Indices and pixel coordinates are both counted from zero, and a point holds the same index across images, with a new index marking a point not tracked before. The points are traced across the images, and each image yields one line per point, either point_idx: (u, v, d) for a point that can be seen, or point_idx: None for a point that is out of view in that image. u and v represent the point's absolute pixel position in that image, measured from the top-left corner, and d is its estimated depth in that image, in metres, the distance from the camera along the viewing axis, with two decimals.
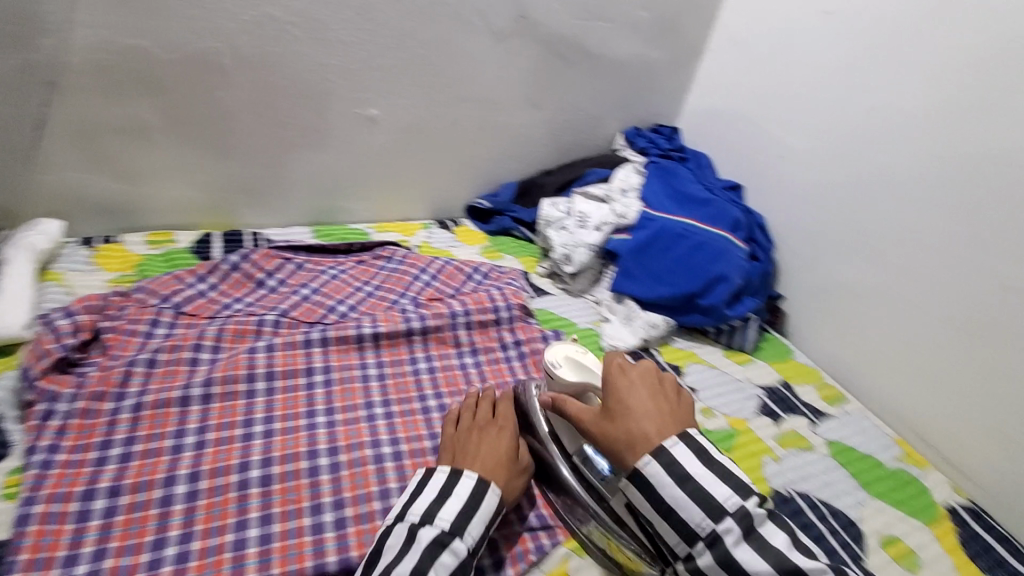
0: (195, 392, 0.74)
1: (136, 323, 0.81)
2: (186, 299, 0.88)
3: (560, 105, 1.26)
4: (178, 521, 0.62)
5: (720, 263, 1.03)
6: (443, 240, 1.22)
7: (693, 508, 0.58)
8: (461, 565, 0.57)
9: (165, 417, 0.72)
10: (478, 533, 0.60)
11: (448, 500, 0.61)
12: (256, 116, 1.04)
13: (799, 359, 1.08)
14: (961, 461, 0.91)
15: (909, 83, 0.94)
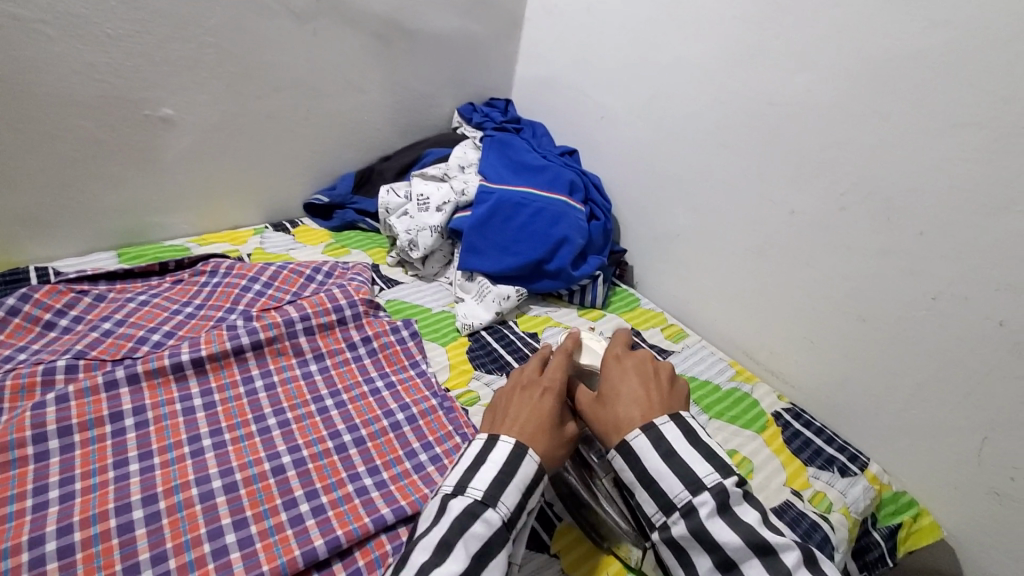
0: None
1: None
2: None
3: (386, 87, 1.21)
4: None
5: (561, 227, 1.06)
6: (279, 243, 1.13)
7: (672, 479, 0.59)
8: (500, 528, 0.56)
9: None
10: (518, 496, 0.59)
11: (481, 466, 0.60)
12: (13, 131, 0.88)
13: (645, 305, 1.15)
14: (780, 370, 1.01)
15: (686, 35, 1.00)
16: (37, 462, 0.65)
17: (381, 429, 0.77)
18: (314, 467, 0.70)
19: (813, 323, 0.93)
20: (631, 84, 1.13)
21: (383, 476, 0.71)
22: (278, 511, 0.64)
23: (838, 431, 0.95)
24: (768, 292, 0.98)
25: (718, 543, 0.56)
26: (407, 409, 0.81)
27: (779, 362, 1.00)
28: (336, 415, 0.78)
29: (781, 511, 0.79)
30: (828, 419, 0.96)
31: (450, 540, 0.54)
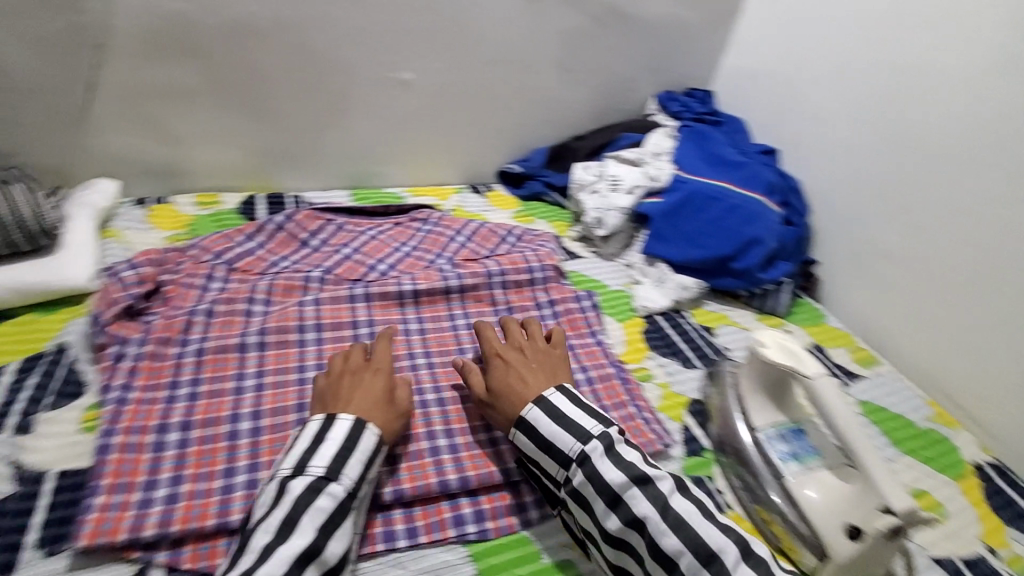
0: (251, 341, 0.78)
1: (193, 276, 0.85)
2: (237, 257, 0.92)
3: (594, 69, 1.25)
4: (246, 453, 0.67)
5: (754, 227, 1.04)
6: (476, 204, 1.24)
7: (566, 436, 0.63)
8: (336, 511, 0.55)
9: (225, 363, 0.75)
10: (361, 472, 0.59)
11: (353, 452, 0.59)
12: (295, 80, 1.06)
13: (831, 324, 1.10)
14: (984, 415, 0.93)
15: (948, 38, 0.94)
16: (298, 347, 0.80)
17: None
18: None
19: None
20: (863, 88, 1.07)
21: None
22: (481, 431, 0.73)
23: None
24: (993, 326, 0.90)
25: (606, 481, 0.59)
26: (587, 371, 0.85)
27: (987, 412, 0.92)
28: None
29: (972, 564, 0.73)
30: None
31: (296, 519, 0.53)
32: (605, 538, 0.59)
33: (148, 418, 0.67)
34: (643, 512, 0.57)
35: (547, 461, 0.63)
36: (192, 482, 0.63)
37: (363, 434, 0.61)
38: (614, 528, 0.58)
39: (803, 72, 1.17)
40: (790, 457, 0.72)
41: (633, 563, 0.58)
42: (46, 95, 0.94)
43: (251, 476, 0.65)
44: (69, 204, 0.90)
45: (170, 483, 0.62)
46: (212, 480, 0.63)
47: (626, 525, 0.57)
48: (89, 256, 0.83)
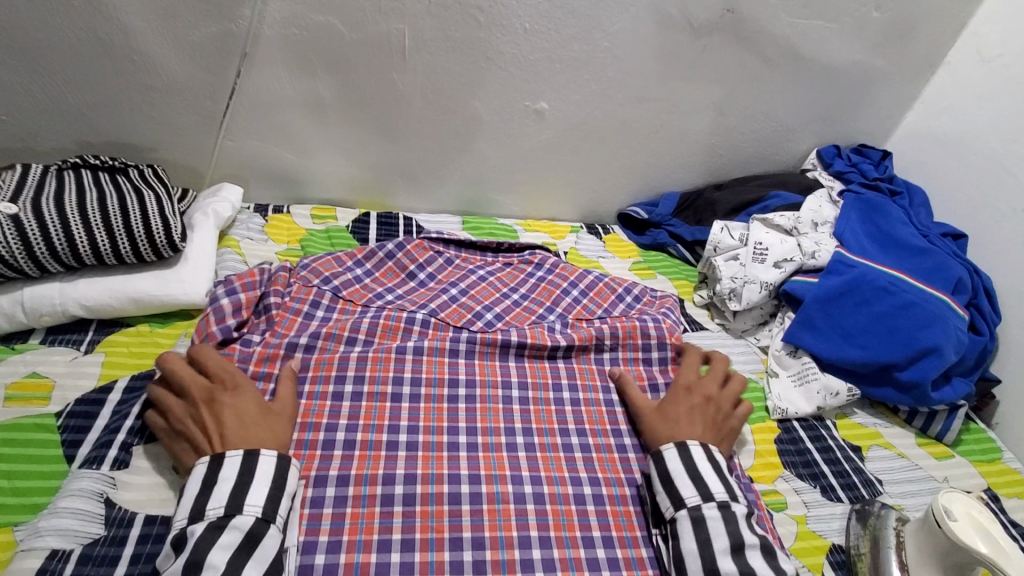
0: (348, 388, 0.73)
1: (300, 302, 0.82)
2: (344, 283, 0.87)
3: (748, 114, 1.11)
4: (328, 525, 0.61)
5: (935, 333, 0.85)
6: (591, 248, 1.14)
7: (717, 479, 0.64)
8: (245, 541, 0.53)
9: (319, 408, 0.70)
10: (270, 497, 0.56)
11: (252, 483, 0.56)
12: (426, 102, 1.01)
13: (1011, 463, 0.88)
14: None
15: None
16: (393, 402, 0.73)
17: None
18: (612, 511, 0.67)
19: None
20: None
21: None
22: (579, 543, 0.64)
23: None
24: None
25: (739, 531, 0.61)
26: None
27: None
28: (634, 460, 0.73)
29: None
30: None
31: (203, 559, 0.51)
32: (707, 570, 0.59)
33: None
34: (761, 572, 0.59)
35: (685, 484, 0.64)
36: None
37: (258, 464, 0.58)
38: (725, 570, 0.59)
39: (1016, 150, 0.95)
40: None
41: None
42: (190, 97, 0.95)
43: (330, 557, 0.59)
44: (195, 210, 0.90)
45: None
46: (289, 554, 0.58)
47: (739, 572, 0.58)
48: (207, 270, 0.82)
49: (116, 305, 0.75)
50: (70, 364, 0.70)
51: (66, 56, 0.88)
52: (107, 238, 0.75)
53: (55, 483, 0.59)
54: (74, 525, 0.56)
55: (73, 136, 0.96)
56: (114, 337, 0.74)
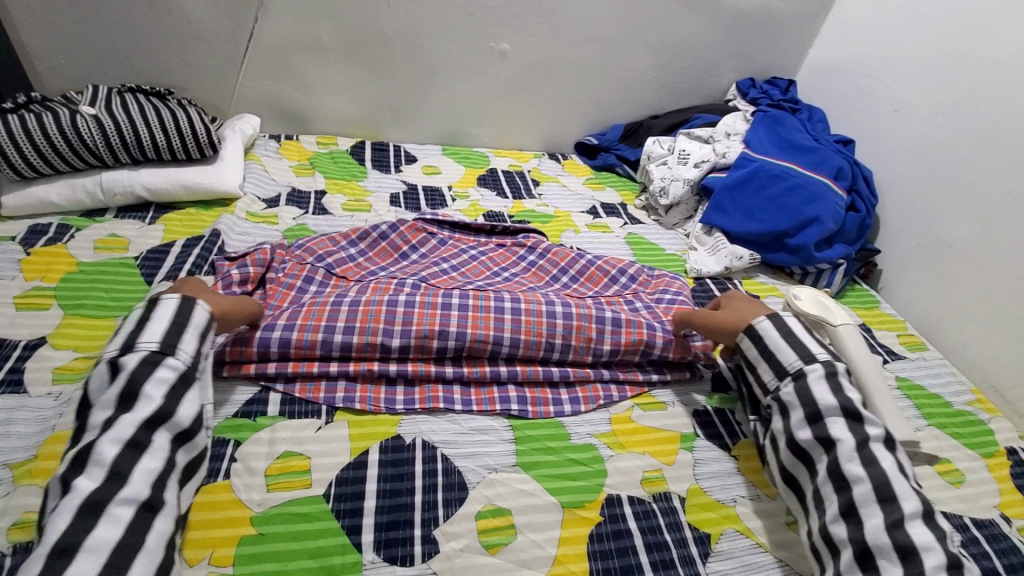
0: (347, 301, 0.78)
1: (295, 277, 0.86)
2: (337, 261, 0.91)
3: (677, 51, 1.33)
4: (344, 317, 0.75)
5: (816, 206, 1.07)
6: (552, 169, 1.36)
7: (789, 352, 0.68)
8: (178, 384, 0.58)
9: (319, 312, 0.76)
10: (197, 349, 0.62)
11: (184, 330, 0.61)
12: (408, 43, 1.23)
13: (884, 309, 1.09)
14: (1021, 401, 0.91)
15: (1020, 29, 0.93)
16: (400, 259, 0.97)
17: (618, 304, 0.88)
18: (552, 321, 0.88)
19: None
20: (945, 78, 1.06)
21: None
22: None
23: None
24: None
25: (815, 399, 0.64)
26: None
27: None
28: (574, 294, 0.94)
29: (981, 524, 0.72)
30: None
31: (138, 390, 0.56)
32: (791, 444, 0.64)
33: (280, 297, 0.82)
34: (839, 434, 0.61)
35: (765, 368, 0.70)
36: (300, 332, 0.73)
37: (192, 312, 0.63)
38: (805, 439, 0.63)
39: (885, 66, 1.17)
40: None
41: (806, 472, 0.63)
42: (216, 43, 1.17)
43: (346, 336, 0.74)
44: (226, 128, 1.13)
45: (283, 329, 0.73)
46: (315, 333, 0.73)
47: (817, 439, 0.62)
48: (239, 169, 1.04)
49: (171, 189, 0.96)
50: (140, 230, 0.91)
51: (118, 9, 1.10)
52: (163, 137, 0.97)
53: (140, 295, 0.80)
54: None
55: (120, 77, 1.18)
56: (170, 215, 0.95)
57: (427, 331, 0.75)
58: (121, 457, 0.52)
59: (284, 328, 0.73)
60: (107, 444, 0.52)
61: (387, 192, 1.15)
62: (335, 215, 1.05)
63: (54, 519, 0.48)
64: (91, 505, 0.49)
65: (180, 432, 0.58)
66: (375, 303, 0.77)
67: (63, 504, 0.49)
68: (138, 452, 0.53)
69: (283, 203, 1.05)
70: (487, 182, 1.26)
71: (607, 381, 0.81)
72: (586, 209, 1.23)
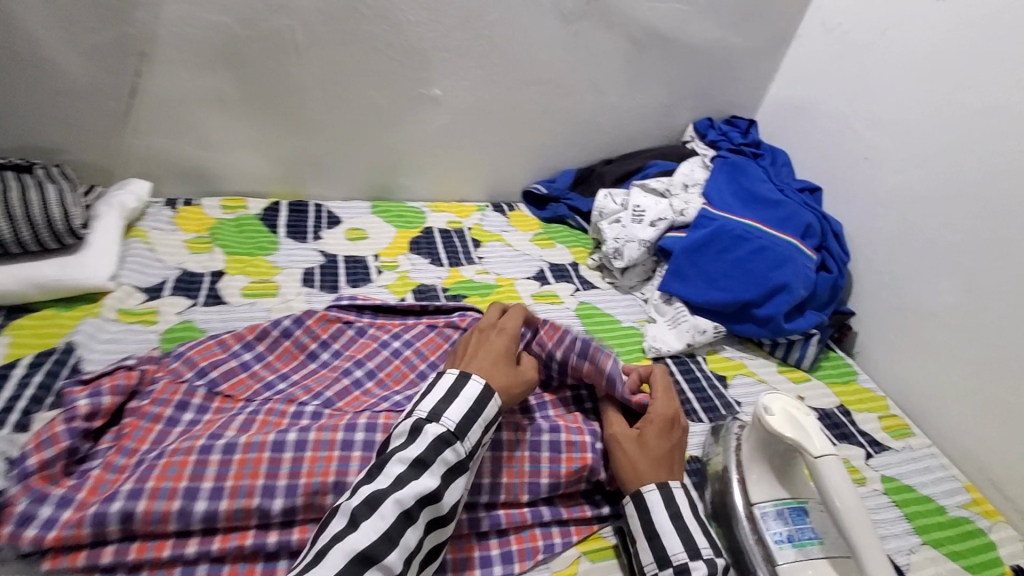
0: (221, 442, 0.63)
1: (164, 402, 0.70)
2: (223, 373, 0.75)
3: (628, 92, 1.22)
4: (212, 472, 0.61)
5: (784, 271, 0.96)
6: (496, 224, 1.22)
7: (674, 538, 0.59)
8: (449, 472, 0.59)
9: (180, 467, 0.61)
10: (465, 416, 0.62)
11: (455, 398, 0.63)
12: (325, 92, 1.08)
13: (863, 383, 0.99)
14: (1018, 498, 0.81)
15: (1000, 82, 0.84)
16: (311, 360, 0.81)
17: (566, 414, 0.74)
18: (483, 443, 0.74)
19: None
20: (917, 126, 0.96)
21: None
22: None
23: None
24: None
25: None
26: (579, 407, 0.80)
27: None
28: None
29: None
30: None
31: (428, 461, 0.58)
32: None
33: (143, 438, 0.66)
34: None
35: (645, 548, 0.61)
36: (150, 500, 0.58)
37: (463, 386, 0.64)
38: None
39: (852, 109, 1.07)
40: (784, 539, 0.63)
41: None
42: (95, 99, 0.99)
43: (212, 501, 0.59)
44: (102, 202, 0.96)
45: (127, 496, 0.58)
46: (171, 500, 0.59)
47: None
48: (112, 255, 0.88)
49: (19, 290, 0.79)
50: None
51: None
52: (8, 228, 0.81)
53: None
54: None
55: None
56: (19, 321, 0.78)
57: (319, 486, 0.61)
58: (394, 523, 0.54)
59: (130, 493, 0.58)
60: (391, 503, 0.54)
61: (300, 267, 0.99)
62: (232, 305, 0.89)
63: (338, 547, 0.51)
64: (363, 558, 0.51)
65: (428, 498, 0.56)
66: (257, 441, 0.63)
67: (347, 539, 0.52)
68: (405, 524, 0.54)
69: (168, 292, 0.89)
70: (421, 246, 1.11)
71: (547, 523, 0.67)
72: (532, 274, 1.09)
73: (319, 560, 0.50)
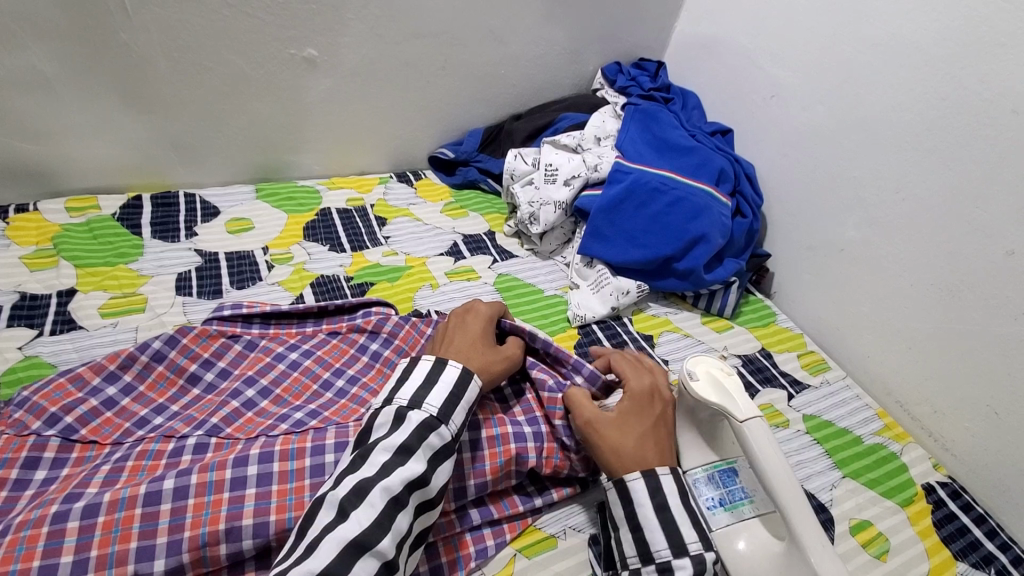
0: (80, 503, 0.52)
1: (6, 463, 0.57)
2: (81, 418, 0.63)
3: (529, 39, 1.12)
4: (73, 543, 0.51)
5: (701, 222, 0.94)
6: (402, 197, 1.12)
7: (658, 534, 0.55)
8: (436, 456, 0.56)
9: (30, 544, 0.50)
10: (448, 400, 0.58)
11: (434, 384, 0.59)
12: (173, 63, 0.91)
13: (781, 323, 1.00)
14: (925, 419, 0.85)
15: (895, 8, 0.82)
16: (191, 384, 0.70)
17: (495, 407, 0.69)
18: None
19: (995, 382, 0.76)
20: (819, 59, 0.93)
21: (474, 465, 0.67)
22: None
23: (1003, 523, 0.77)
24: (938, 330, 0.81)
25: None
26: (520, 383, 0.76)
27: (944, 427, 0.82)
28: None
29: None
30: (994, 505, 0.78)
31: (413, 448, 0.54)
32: None
33: None
34: None
35: (628, 539, 0.57)
36: None
37: (443, 371, 0.60)
38: None
39: (758, 43, 1.04)
40: (717, 505, 0.62)
41: None
42: None
43: None
44: None
45: None
46: None
47: None
48: None
49: None
50: None
51: None
52: None
53: None
54: None
55: None
56: None
57: (209, 537, 0.53)
58: (385, 509, 0.51)
59: None
60: (379, 491, 0.51)
61: (172, 272, 0.86)
62: (91, 329, 0.76)
63: (329, 538, 0.48)
64: (355, 546, 0.48)
65: (418, 481, 0.53)
66: (125, 497, 0.53)
67: (338, 529, 0.49)
68: (396, 508, 0.52)
69: (4, 323, 0.74)
70: (317, 231, 0.99)
71: (478, 525, 0.62)
72: (445, 250, 1.01)
73: (310, 552, 0.47)
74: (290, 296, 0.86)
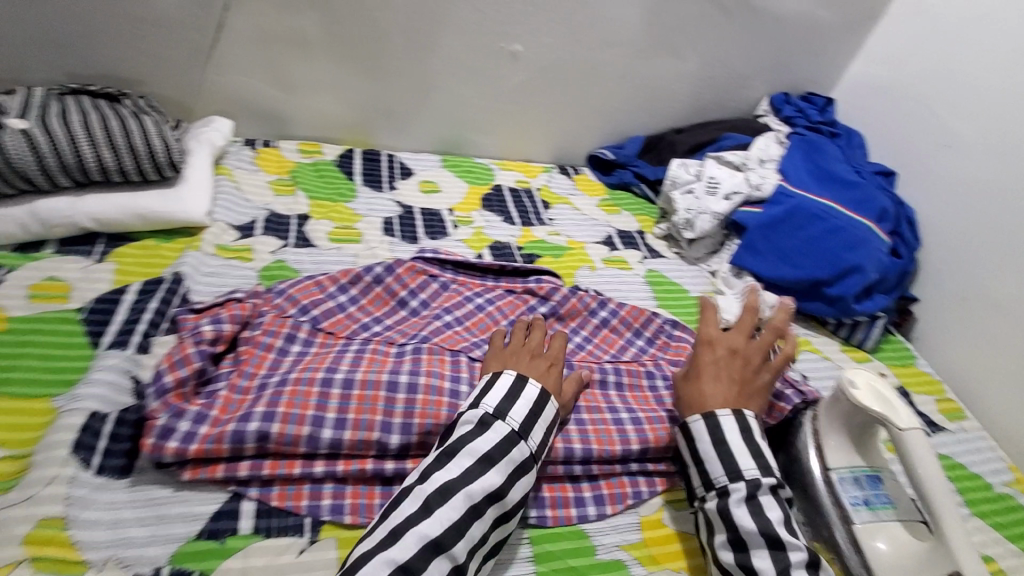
0: (340, 376, 0.66)
1: (273, 335, 0.72)
2: (324, 314, 0.77)
3: (706, 60, 1.20)
4: (335, 405, 0.64)
5: (859, 253, 0.97)
6: (563, 187, 1.23)
7: (748, 456, 0.62)
8: (516, 471, 0.59)
9: (305, 397, 0.64)
10: (528, 416, 0.62)
11: (517, 399, 0.63)
12: (406, 40, 1.07)
13: (920, 366, 1.01)
14: None
15: None
16: (401, 306, 0.83)
17: (640, 385, 0.79)
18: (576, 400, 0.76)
19: None
20: (1004, 115, 0.95)
21: (638, 415, 0.74)
22: None
23: None
24: None
25: (737, 522, 0.59)
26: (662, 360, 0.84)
27: None
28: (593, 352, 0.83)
29: None
30: None
31: (492, 456, 0.58)
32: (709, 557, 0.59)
33: (260, 365, 0.68)
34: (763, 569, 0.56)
35: (716, 464, 0.63)
36: (282, 423, 0.61)
37: (524, 388, 0.64)
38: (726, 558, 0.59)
39: (939, 92, 1.06)
40: (860, 503, 0.67)
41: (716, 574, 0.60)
42: (178, 33, 0.99)
43: (336, 432, 0.62)
44: (192, 139, 0.98)
45: (261, 418, 0.61)
46: (301, 426, 0.62)
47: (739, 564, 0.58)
48: (206, 192, 0.91)
49: (126, 219, 0.83)
50: (85, 271, 0.78)
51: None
52: (113, 157, 0.84)
53: (83, 364, 0.67)
54: (110, 393, 0.64)
55: (62, 67, 0.97)
56: (124, 249, 0.82)
57: (433, 426, 0.64)
58: (464, 515, 0.55)
59: (263, 416, 0.61)
60: (462, 496, 0.55)
61: (380, 216, 1.01)
62: (322, 248, 0.92)
63: (412, 532, 0.53)
64: (434, 545, 0.52)
65: (496, 494, 0.57)
66: (373, 379, 0.66)
67: (420, 525, 0.53)
68: (472, 516, 0.55)
69: (260, 231, 0.91)
70: (492, 203, 1.12)
71: (635, 473, 0.71)
72: (601, 239, 1.11)
73: (393, 541, 0.52)
74: (471, 252, 0.99)
